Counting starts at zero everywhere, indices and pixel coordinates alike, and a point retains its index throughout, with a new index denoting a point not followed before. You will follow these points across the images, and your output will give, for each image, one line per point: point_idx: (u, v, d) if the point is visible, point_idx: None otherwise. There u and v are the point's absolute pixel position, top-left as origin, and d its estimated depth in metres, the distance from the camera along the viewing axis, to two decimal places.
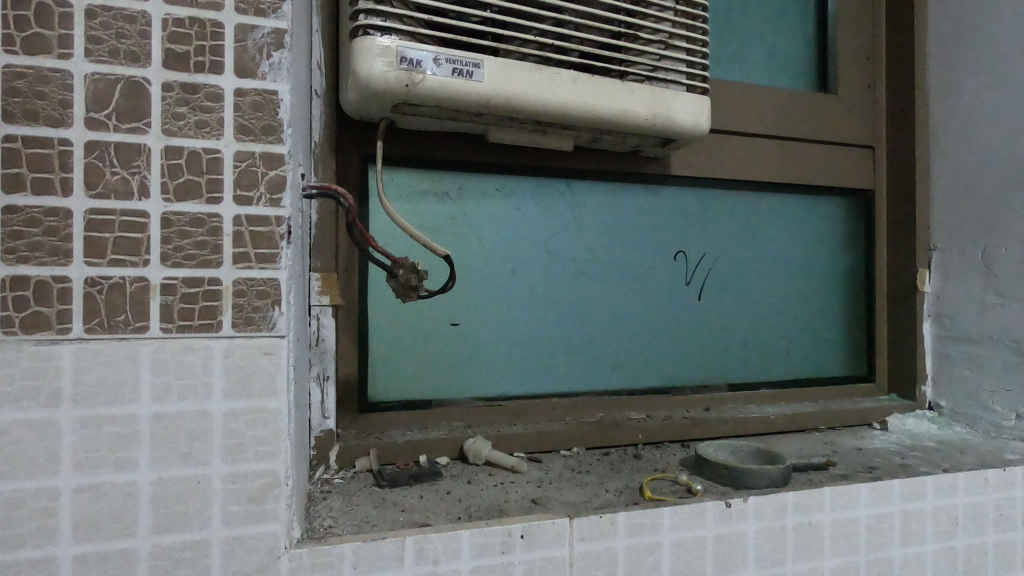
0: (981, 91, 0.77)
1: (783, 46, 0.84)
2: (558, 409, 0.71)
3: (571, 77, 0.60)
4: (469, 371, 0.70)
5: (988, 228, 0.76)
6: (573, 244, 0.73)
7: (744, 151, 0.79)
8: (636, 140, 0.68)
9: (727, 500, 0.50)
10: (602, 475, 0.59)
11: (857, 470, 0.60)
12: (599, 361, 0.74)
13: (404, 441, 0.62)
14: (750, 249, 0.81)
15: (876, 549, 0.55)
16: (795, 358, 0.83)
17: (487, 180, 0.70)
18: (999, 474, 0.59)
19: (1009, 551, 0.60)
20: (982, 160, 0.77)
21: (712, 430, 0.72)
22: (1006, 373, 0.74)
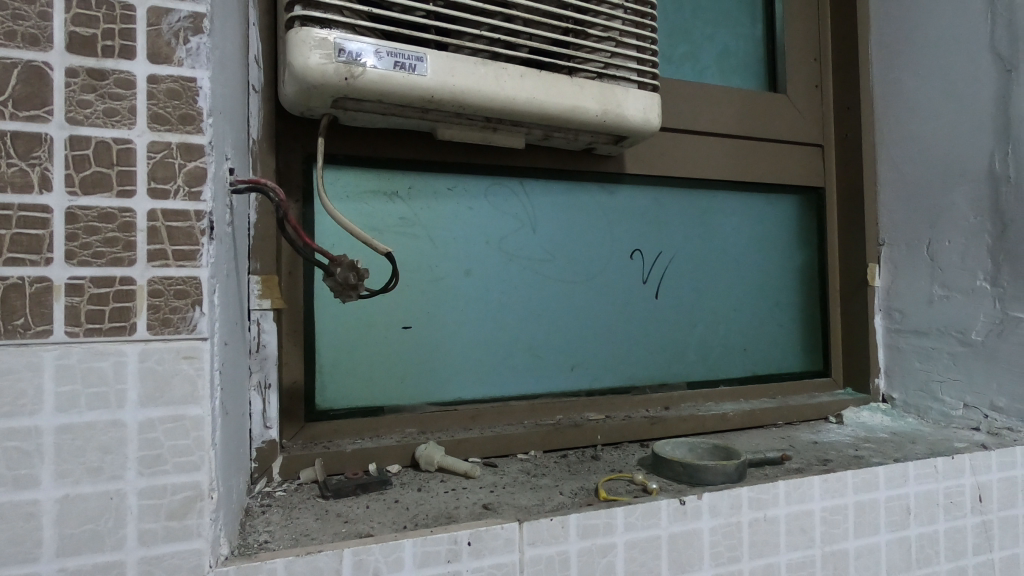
0: (922, 90, 0.79)
1: (733, 47, 0.86)
2: (516, 412, 0.69)
3: (518, 73, 0.59)
4: (423, 376, 0.68)
5: (932, 223, 0.78)
6: (528, 243, 0.72)
7: (697, 150, 0.79)
8: (588, 137, 0.68)
9: (681, 497, 0.50)
10: (558, 478, 0.57)
11: (811, 463, 0.60)
12: (557, 362, 0.73)
13: (353, 450, 0.59)
14: (706, 246, 0.81)
15: (831, 542, 0.55)
16: (754, 355, 0.84)
17: (439, 179, 0.68)
18: (948, 462, 0.60)
19: (960, 538, 0.61)
20: (925, 156, 0.79)
21: (671, 429, 0.72)
22: (953, 363, 0.76)
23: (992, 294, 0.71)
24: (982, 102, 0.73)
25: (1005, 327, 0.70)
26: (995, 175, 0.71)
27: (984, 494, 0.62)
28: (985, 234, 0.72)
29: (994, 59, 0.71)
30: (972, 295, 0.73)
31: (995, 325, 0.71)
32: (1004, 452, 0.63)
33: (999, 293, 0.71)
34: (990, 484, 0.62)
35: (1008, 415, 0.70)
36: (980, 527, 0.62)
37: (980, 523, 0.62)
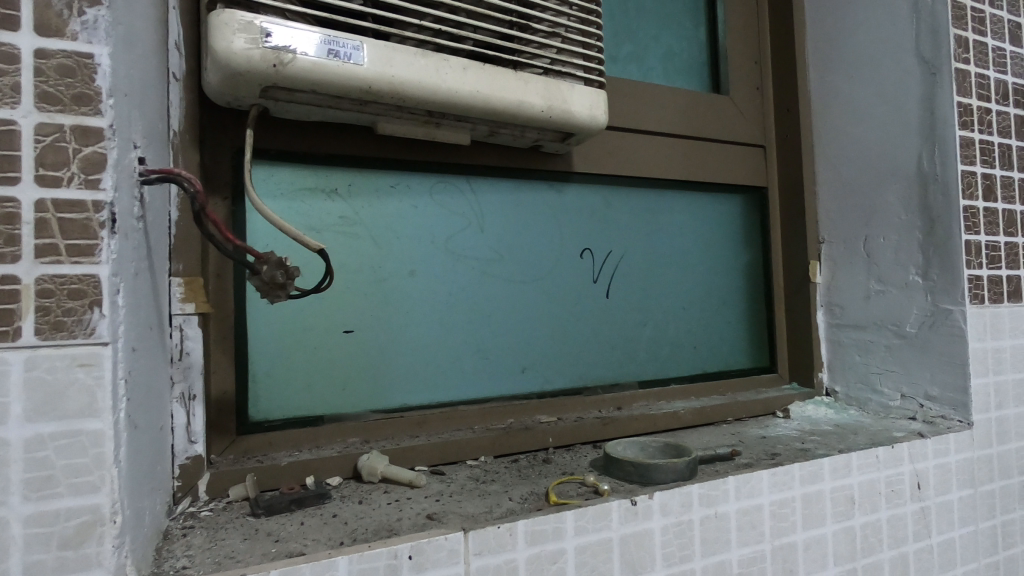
0: (855, 93, 0.82)
1: (677, 49, 0.87)
2: (465, 416, 0.67)
3: (461, 66, 0.57)
4: (366, 382, 0.64)
5: (868, 220, 0.81)
6: (476, 243, 0.70)
7: (645, 149, 0.79)
8: (534, 133, 0.66)
9: (632, 497, 0.48)
10: (508, 483, 0.55)
11: (759, 457, 0.60)
12: (508, 365, 0.71)
13: (289, 463, 0.55)
14: (655, 245, 0.82)
15: (780, 535, 0.55)
16: (703, 352, 0.84)
17: (381, 176, 0.66)
18: (888, 450, 0.62)
19: (901, 526, 0.62)
20: (859, 157, 0.82)
21: (623, 429, 0.71)
22: (891, 355, 0.78)
23: (923, 288, 0.74)
24: (908, 104, 0.76)
25: (936, 319, 0.73)
26: (923, 173, 0.74)
27: (922, 482, 0.64)
28: (916, 231, 0.75)
29: (919, 63, 0.75)
30: (905, 289, 0.76)
31: (927, 317, 0.73)
32: (938, 439, 0.65)
33: (929, 286, 0.74)
34: (927, 471, 0.64)
35: (942, 404, 0.72)
36: (919, 514, 0.63)
37: (919, 510, 0.63)
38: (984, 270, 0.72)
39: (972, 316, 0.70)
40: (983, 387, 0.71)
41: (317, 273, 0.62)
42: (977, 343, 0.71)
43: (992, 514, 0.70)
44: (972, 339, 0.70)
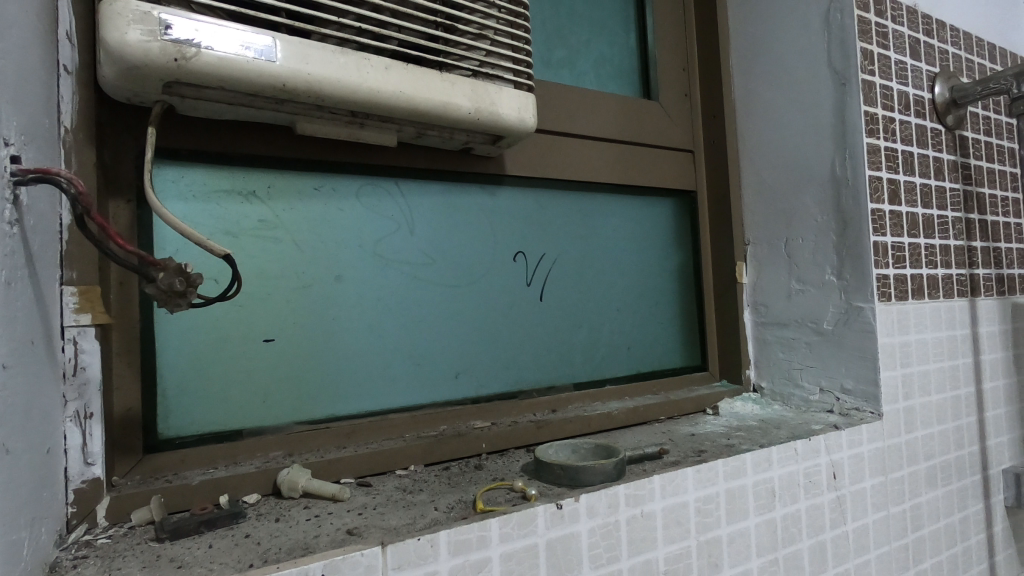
0: (775, 101, 0.86)
1: (609, 54, 0.88)
2: (396, 425, 0.65)
3: (383, 65, 0.56)
4: (290, 393, 0.62)
5: (788, 222, 0.85)
6: (405, 247, 0.68)
7: (577, 153, 0.80)
8: (464, 136, 0.66)
9: (558, 501, 0.48)
10: (436, 493, 0.54)
11: (686, 454, 0.61)
12: (440, 371, 0.70)
13: (201, 482, 0.52)
14: (588, 247, 0.82)
15: (705, 531, 0.56)
16: (636, 353, 0.86)
17: (303, 178, 0.63)
18: (806, 443, 0.64)
19: (819, 514, 0.65)
20: (780, 162, 0.85)
21: (558, 431, 0.71)
22: (811, 351, 0.82)
23: (838, 287, 0.78)
24: (823, 113, 0.80)
25: (849, 316, 0.77)
26: (836, 178, 0.79)
27: (837, 472, 0.67)
28: (831, 233, 0.79)
29: (831, 74, 0.79)
30: (822, 289, 0.80)
31: (842, 315, 0.77)
32: (852, 430, 0.69)
33: (843, 285, 0.78)
34: (842, 461, 0.68)
35: (856, 397, 0.76)
36: (836, 502, 0.67)
37: (835, 499, 0.66)
38: (891, 269, 0.76)
39: (880, 312, 0.75)
40: (892, 379, 0.75)
41: (223, 275, 0.58)
42: (885, 338, 0.75)
43: (902, 500, 0.74)
44: (881, 335, 0.75)
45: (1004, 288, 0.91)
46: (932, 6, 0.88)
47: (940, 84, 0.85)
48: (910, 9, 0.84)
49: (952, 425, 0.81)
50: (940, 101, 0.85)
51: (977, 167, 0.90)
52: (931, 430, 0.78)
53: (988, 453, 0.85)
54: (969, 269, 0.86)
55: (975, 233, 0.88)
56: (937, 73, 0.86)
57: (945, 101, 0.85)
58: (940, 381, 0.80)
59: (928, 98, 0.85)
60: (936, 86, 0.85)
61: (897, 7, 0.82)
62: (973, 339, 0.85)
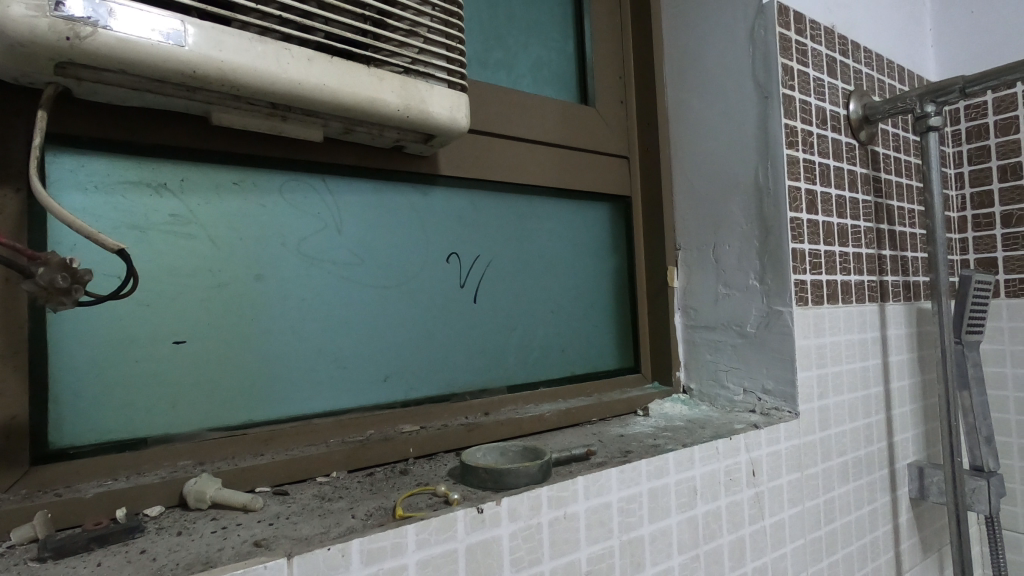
0: (704, 111, 0.89)
1: (547, 59, 0.88)
2: (319, 430, 0.63)
3: (306, 56, 0.54)
4: (202, 397, 0.58)
5: (715, 229, 0.88)
6: (332, 246, 0.66)
7: (513, 155, 0.80)
8: (394, 133, 0.64)
9: (479, 505, 0.48)
10: (355, 500, 0.52)
11: (612, 455, 0.62)
12: (368, 374, 0.68)
13: (96, 494, 0.48)
14: (523, 249, 0.82)
15: (628, 530, 0.57)
16: (570, 356, 0.86)
17: (220, 172, 0.60)
18: (726, 442, 0.66)
19: (738, 510, 0.67)
20: (708, 170, 0.88)
21: (489, 434, 0.70)
22: (736, 353, 0.85)
23: (760, 291, 0.82)
24: (748, 124, 0.84)
25: (770, 320, 0.80)
26: (759, 187, 0.82)
27: (756, 469, 0.70)
28: (754, 240, 0.83)
29: (755, 88, 0.83)
30: (747, 293, 0.83)
31: (763, 318, 0.81)
32: (770, 429, 0.72)
33: (764, 290, 0.81)
34: (760, 459, 0.70)
35: (775, 396, 0.79)
36: (754, 498, 0.69)
37: (754, 495, 0.69)
38: (808, 275, 0.80)
39: (798, 316, 0.79)
40: (807, 380, 0.79)
41: (121, 274, 0.54)
42: (802, 341, 0.79)
43: (816, 494, 0.77)
44: (798, 337, 0.78)
45: (910, 294, 0.97)
46: (849, 28, 0.94)
47: (855, 101, 0.91)
48: (827, 30, 0.89)
49: (863, 422, 0.86)
50: (854, 117, 0.90)
51: (887, 180, 0.96)
52: (843, 427, 0.83)
53: (895, 449, 0.91)
54: (879, 276, 0.92)
55: (885, 242, 0.94)
56: (852, 91, 0.91)
57: (859, 117, 0.91)
58: (852, 381, 0.85)
59: (843, 114, 0.90)
60: (851, 103, 0.90)
61: (816, 27, 0.87)
62: (883, 342, 0.91)
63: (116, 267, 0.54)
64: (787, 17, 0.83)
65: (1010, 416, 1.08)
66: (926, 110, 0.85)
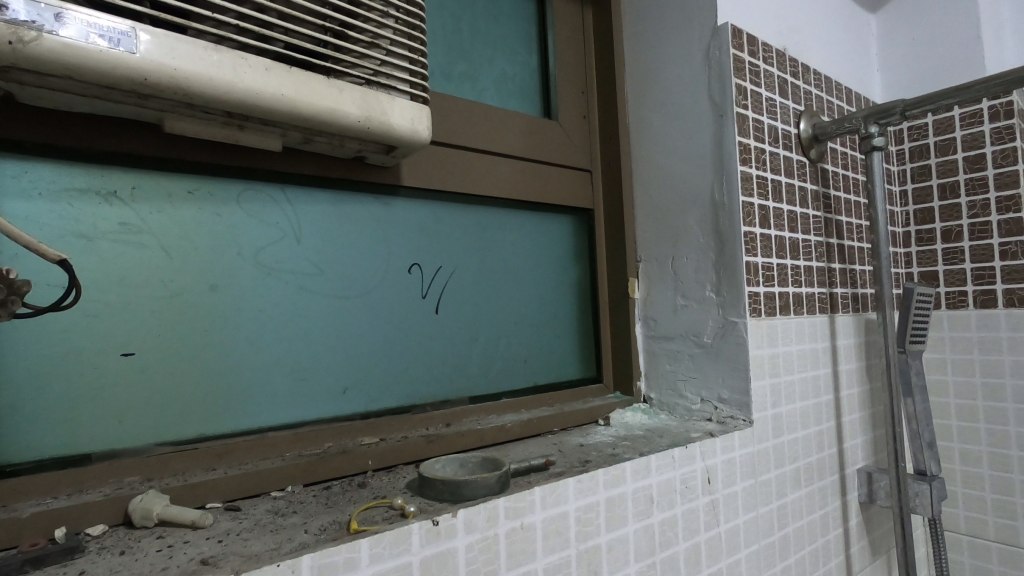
0: (664, 127, 0.92)
1: (511, 73, 0.90)
2: (275, 444, 0.62)
3: (263, 66, 0.53)
4: (151, 411, 0.57)
5: (674, 242, 0.90)
6: (291, 256, 0.65)
7: (476, 166, 0.80)
8: (355, 144, 0.64)
9: (434, 517, 0.47)
10: (309, 514, 0.52)
11: (571, 465, 0.63)
12: (327, 385, 0.67)
13: (35, 513, 0.47)
14: (486, 260, 0.83)
15: (585, 539, 0.58)
16: (533, 366, 0.87)
17: (174, 180, 0.59)
18: (683, 450, 0.68)
19: (694, 517, 0.69)
20: (667, 185, 0.91)
21: (450, 445, 0.70)
22: (694, 363, 0.87)
23: (716, 303, 0.84)
24: (704, 141, 0.86)
25: (726, 330, 0.83)
26: (715, 202, 0.85)
27: (711, 476, 0.71)
28: (710, 253, 0.85)
29: (711, 106, 0.86)
30: (703, 304, 0.86)
31: (719, 328, 0.84)
32: (725, 437, 0.73)
33: (720, 301, 0.84)
34: (715, 466, 0.72)
35: (731, 405, 0.82)
36: (710, 505, 0.71)
37: (709, 502, 0.71)
38: (761, 287, 0.83)
39: (752, 327, 0.81)
40: (761, 389, 0.81)
41: (60, 283, 0.52)
42: (756, 351, 0.81)
43: (770, 500, 0.80)
44: (752, 347, 0.81)
45: (858, 305, 1.02)
46: (799, 51, 0.98)
47: (805, 121, 0.95)
48: (779, 52, 0.93)
49: (814, 430, 0.89)
50: (804, 136, 0.94)
51: (836, 197, 1.01)
52: (795, 434, 0.86)
53: (845, 455, 0.95)
54: (829, 288, 0.96)
55: (834, 255, 0.98)
56: (803, 111, 0.96)
57: (809, 136, 0.95)
58: (803, 389, 0.88)
59: (794, 133, 0.94)
60: (801, 123, 0.95)
61: (768, 49, 0.91)
62: (833, 351, 0.95)
63: (56, 276, 0.52)
64: (741, 39, 0.86)
65: (951, 422, 1.14)
66: (870, 130, 0.89)
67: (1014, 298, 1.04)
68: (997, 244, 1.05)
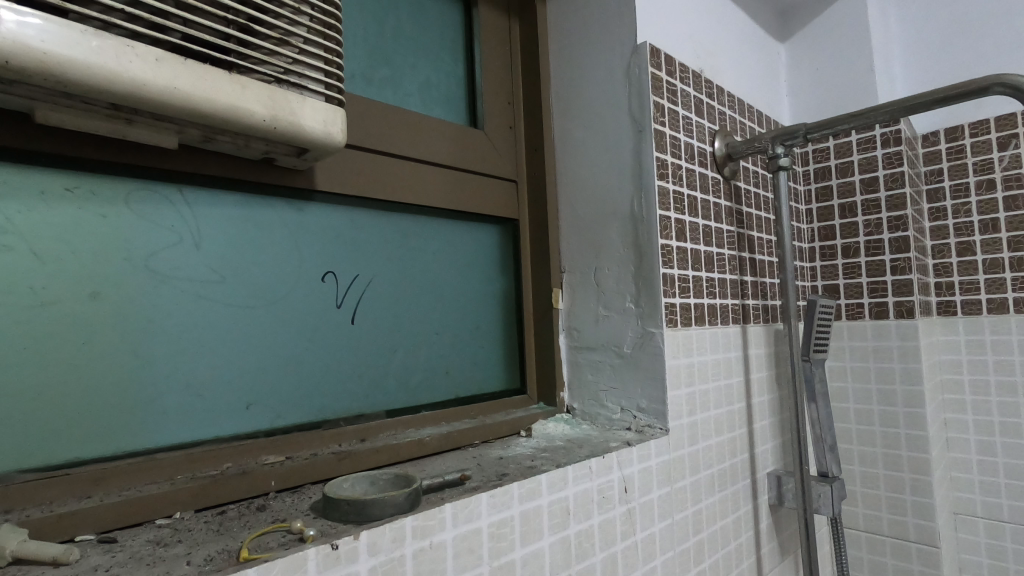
0: (588, 141, 0.93)
1: (436, 80, 0.88)
2: (165, 467, 0.56)
3: (153, 56, 0.49)
4: (13, 433, 0.50)
5: (596, 253, 0.91)
6: (188, 262, 0.61)
7: (396, 173, 0.78)
8: (261, 145, 0.60)
9: (333, 541, 0.45)
10: (196, 543, 0.47)
11: (487, 479, 0.61)
12: (227, 401, 0.63)
13: None
14: (406, 269, 0.81)
15: (499, 556, 0.56)
16: (455, 377, 0.85)
17: (50, 177, 0.53)
18: (600, 460, 0.68)
19: (611, 527, 0.69)
20: (590, 197, 0.92)
21: (362, 462, 0.67)
22: (614, 373, 0.88)
23: (635, 313, 0.86)
24: (624, 156, 0.88)
25: (644, 341, 0.85)
26: (634, 215, 0.87)
27: (628, 486, 0.72)
28: (630, 264, 0.87)
29: (631, 121, 0.88)
30: (623, 315, 0.88)
31: (638, 338, 0.85)
32: (641, 446, 0.75)
33: (639, 312, 0.86)
34: (632, 475, 0.73)
35: (649, 414, 0.83)
36: (627, 514, 0.72)
37: (625, 511, 0.71)
38: (677, 298, 0.86)
39: (668, 337, 0.83)
40: (676, 398, 0.83)
41: None
42: (672, 360, 0.84)
43: (685, 506, 0.82)
44: (668, 357, 0.83)
45: (768, 316, 1.07)
46: (714, 73, 1.03)
47: (719, 140, 0.99)
48: (695, 73, 0.97)
49: (727, 436, 0.93)
50: (718, 154, 0.99)
51: (748, 213, 1.06)
52: (709, 441, 0.88)
53: (756, 459, 0.99)
54: (742, 300, 1.00)
55: (746, 268, 1.03)
56: (717, 130, 1.00)
57: (722, 154, 0.99)
58: (717, 398, 0.91)
59: (709, 151, 0.98)
60: (715, 141, 0.99)
61: (684, 69, 0.95)
62: (744, 360, 0.99)
63: None
64: (659, 59, 0.89)
65: (850, 426, 1.22)
66: (777, 151, 0.95)
67: (903, 309, 1.13)
68: (889, 260, 1.15)
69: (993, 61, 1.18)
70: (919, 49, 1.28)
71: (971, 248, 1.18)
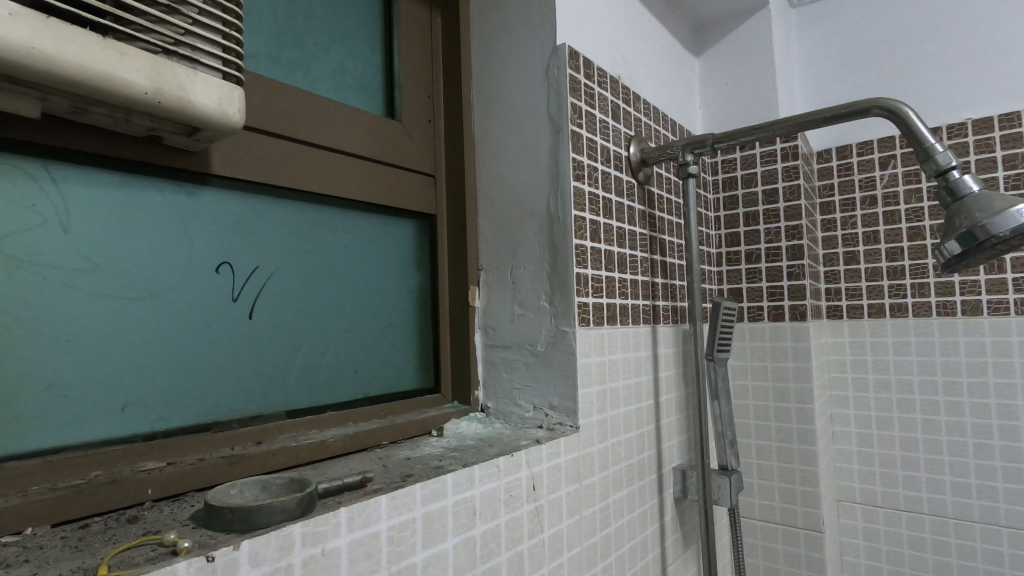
0: (507, 139, 0.93)
1: (351, 66, 0.85)
2: (18, 476, 0.50)
3: (7, 10, 0.43)
4: None
5: (513, 251, 0.91)
6: (53, 247, 0.54)
7: (303, 160, 0.74)
8: (144, 120, 0.55)
9: (209, 553, 0.41)
10: (45, 562, 0.42)
11: (390, 481, 0.59)
12: (99, 402, 0.57)
13: None
14: (313, 261, 0.77)
15: (398, 560, 0.55)
16: (364, 376, 0.82)
17: None
18: (508, 459, 0.68)
19: (518, 526, 0.69)
20: (508, 194, 0.92)
21: (257, 466, 0.63)
22: (528, 372, 0.89)
23: (550, 312, 0.87)
24: (542, 156, 0.89)
25: (557, 339, 0.85)
26: (550, 214, 0.88)
27: (536, 484, 0.72)
28: (545, 262, 0.88)
29: (549, 122, 0.89)
30: (538, 313, 0.88)
31: (552, 337, 0.86)
32: (551, 443, 0.75)
33: (553, 311, 0.86)
34: (541, 473, 0.73)
35: (559, 412, 0.84)
36: (534, 512, 0.72)
37: (533, 508, 0.72)
38: (590, 298, 0.87)
39: (580, 336, 0.85)
40: (587, 395, 0.85)
41: None
42: (583, 359, 0.85)
43: (593, 502, 0.83)
44: (580, 356, 0.84)
45: (676, 316, 1.12)
46: (631, 79, 1.07)
47: (634, 146, 1.02)
48: (612, 79, 1.00)
49: (635, 432, 0.96)
50: (633, 159, 1.02)
51: (660, 218, 1.10)
52: (618, 438, 0.91)
53: (663, 454, 1.03)
54: (652, 301, 1.04)
55: (657, 271, 1.07)
56: (633, 136, 1.03)
57: (637, 160, 1.02)
58: (626, 395, 0.94)
59: (625, 156, 1.01)
60: (630, 146, 1.02)
61: (602, 74, 0.97)
62: (654, 358, 1.02)
63: None
64: (577, 61, 0.91)
65: (749, 421, 1.29)
66: (686, 158, 0.99)
67: (797, 312, 1.22)
68: (786, 266, 1.23)
69: (876, 88, 1.30)
70: (817, 72, 1.38)
71: (856, 258, 1.29)
